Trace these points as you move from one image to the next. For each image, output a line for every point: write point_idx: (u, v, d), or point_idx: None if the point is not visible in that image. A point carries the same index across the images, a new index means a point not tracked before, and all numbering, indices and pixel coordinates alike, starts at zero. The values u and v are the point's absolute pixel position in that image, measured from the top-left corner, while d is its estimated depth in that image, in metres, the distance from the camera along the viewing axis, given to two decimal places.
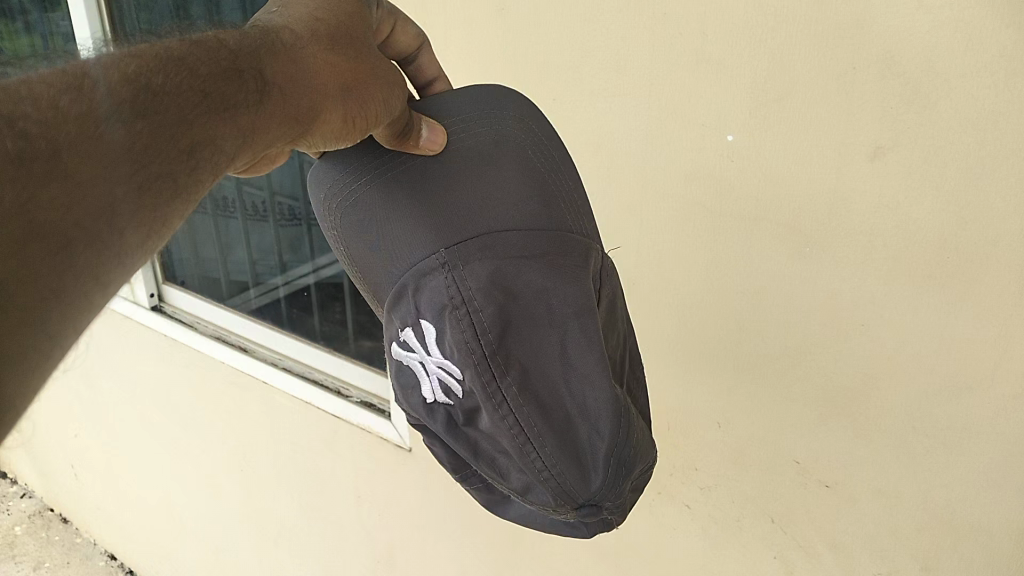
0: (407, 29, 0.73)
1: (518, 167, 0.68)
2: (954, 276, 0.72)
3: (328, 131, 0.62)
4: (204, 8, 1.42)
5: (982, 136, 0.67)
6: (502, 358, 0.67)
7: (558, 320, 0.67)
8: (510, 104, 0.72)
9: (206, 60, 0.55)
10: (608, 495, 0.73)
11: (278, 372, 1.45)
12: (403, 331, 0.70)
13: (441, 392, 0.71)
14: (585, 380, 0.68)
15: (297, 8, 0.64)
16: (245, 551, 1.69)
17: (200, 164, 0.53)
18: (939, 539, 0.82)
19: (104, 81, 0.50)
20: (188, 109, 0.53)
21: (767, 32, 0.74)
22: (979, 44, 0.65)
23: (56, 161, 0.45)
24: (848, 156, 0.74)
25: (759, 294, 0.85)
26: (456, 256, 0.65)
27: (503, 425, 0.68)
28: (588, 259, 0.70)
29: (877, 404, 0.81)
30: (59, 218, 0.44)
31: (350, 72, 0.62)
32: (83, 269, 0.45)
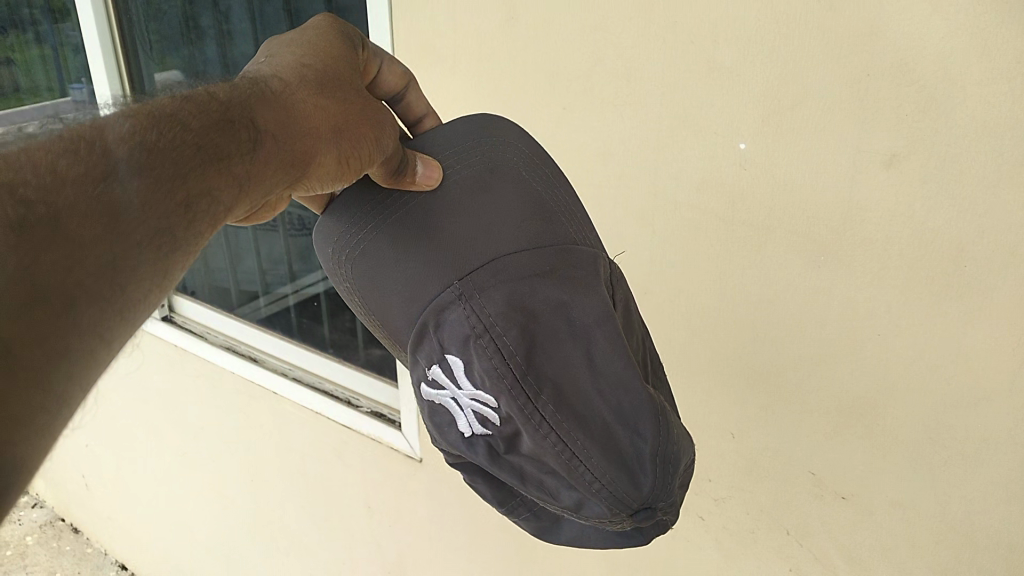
0: (393, 68, 0.75)
1: (517, 190, 0.69)
2: (973, 285, 0.71)
3: (324, 173, 0.64)
4: (214, 18, 1.40)
5: (1000, 143, 0.66)
6: (532, 378, 0.65)
7: (581, 332, 0.65)
8: (498, 130, 0.72)
9: (199, 113, 0.56)
10: (661, 497, 0.70)
11: (289, 382, 1.45)
12: (429, 370, 0.69)
13: (478, 424, 0.70)
14: (619, 385, 0.66)
15: (284, 56, 0.66)
16: (255, 560, 1.69)
17: (196, 216, 0.54)
18: (958, 552, 0.81)
19: (101, 141, 0.50)
20: (187, 161, 0.53)
21: (780, 40, 0.74)
22: (996, 51, 0.64)
23: (57, 225, 0.44)
24: (863, 164, 0.73)
25: (772, 303, 0.84)
26: (471, 286, 0.65)
27: (547, 446, 0.67)
28: (598, 268, 0.69)
29: (895, 415, 0.80)
30: (68, 273, 0.44)
31: (341, 115, 0.64)
32: (87, 328, 0.44)
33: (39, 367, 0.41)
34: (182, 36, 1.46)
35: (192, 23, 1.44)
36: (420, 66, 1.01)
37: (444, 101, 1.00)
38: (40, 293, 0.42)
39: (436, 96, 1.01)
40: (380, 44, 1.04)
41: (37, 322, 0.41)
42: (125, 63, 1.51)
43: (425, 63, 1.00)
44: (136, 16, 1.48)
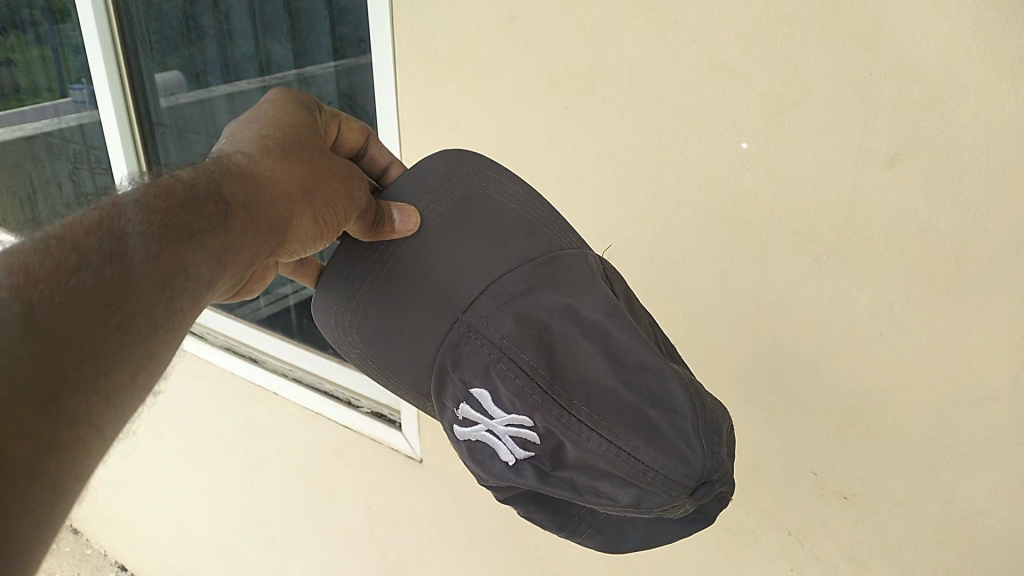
0: (351, 125, 0.82)
1: (494, 212, 0.72)
2: (976, 284, 0.71)
3: (303, 234, 0.68)
4: (214, 17, 1.40)
5: (1003, 141, 0.66)
6: (559, 385, 0.66)
7: (592, 328, 0.67)
8: (468, 162, 0.76)
9: (169, 195, 0.59)
10: (717, 468, 0.67)
11: (289, 383, 1.44)
12: (459, 410, 0.70)
13: (519, 448, 0.68)
14: (643, 367, 0.66)
15: (244, 133, 0.71)
16: (255, 563, 1.68)
17: (175, 293, 0.56)
18: (961, 552, 0.81)
19: (70, 237, 0.53)
20: (157, 242, 0.56)
21: (782, 38, 0.74)
22: (998, 49, 0.64)
23: (34, 319, 0.47)
24: (865, 163, 0.73)
25: (775, 303, 0.83)
26: (476, 315, 0.68)
27: (593, 448, 0.65)
28: (591, 266, 0.71)
29: (896, 415, 0.80)
30: (50, 365, 0.46)
31: (307, 176, 0.69)
32: (72, 417, 0.46)
33: (27, 460, 0.43)
34: (181, 35, 1.46)
35: (192, 23, 1.44)
36: (421, 65, 1.01)
37: (445, 99, 1.00)
38: (21, 388, 0.44)
39: (438, 95, 1.00)
40: (382, 43, 1.04)
41: (22, 417, 0.44)
42: (125, 64, 1.50)
43: (425, 61, 1.00)
44: (137, 17, 1.47)
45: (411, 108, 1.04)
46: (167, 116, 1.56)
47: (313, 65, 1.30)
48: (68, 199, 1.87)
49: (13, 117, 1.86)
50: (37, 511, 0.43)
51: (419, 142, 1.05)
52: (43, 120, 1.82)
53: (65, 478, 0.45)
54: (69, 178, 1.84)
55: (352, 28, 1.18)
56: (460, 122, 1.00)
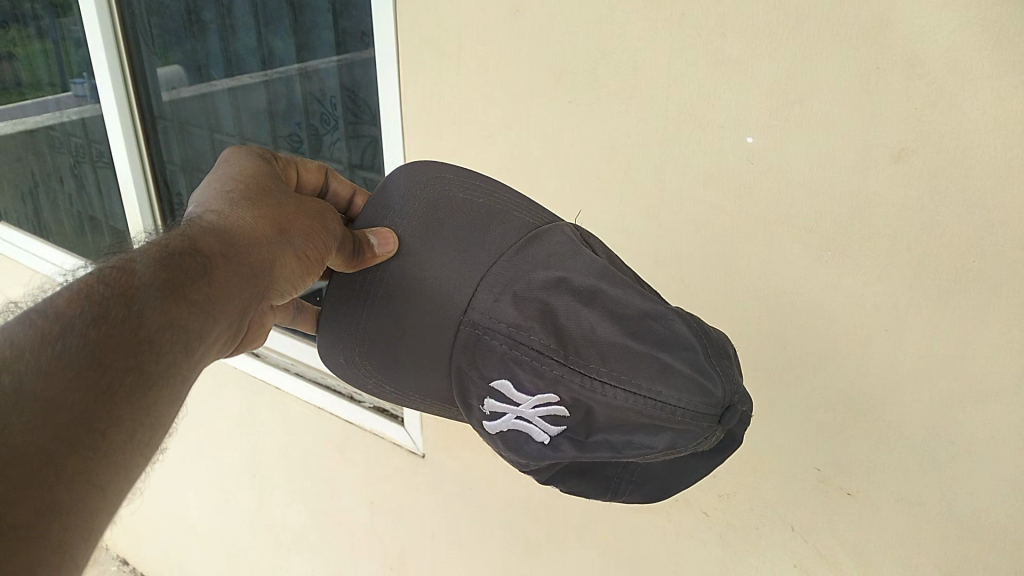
0: (308, 167, 0.84)
1: (462, 213, 0.76)
2: (982, 279, 0.71)
3: (291, 273, 0.69)
4: (217, 11, 1.39)
5: (1010, 136, 0.66)
6: (574, 352, 0.71)
7: (588, 292, 0.72)
8: (429, 168, 0.78)
9: (147, 255, 0.60)
10: (733, 391, 0.72)
11: (291, 377, 1.44)
12: (488, 405, 0.76)
13: (552, 424, 0.74)
14: (642, 316, 0.71)
15: (207, 191, 0.72)
16: (257, 558, 1.69)
17: (165, 348, 0.57)
18: (965, 549, 0.80)
19: (52, 308, 0.54)
20: (138, 302, 0.56)
21: (788, 32, 0.73)
22: (1006, 43, 0.64)
23: (22, 390, 0.49)
24: (871, 158, 0.73)
25: (779, 298, 0.83)
26: (480, 311, 0.74)
27: (621, 404, 0.70)
28: (569, 235, 0.76)
29: (901, 411, 0.80)
30: (46, 431, 0.48)
31: (278, 217, 0.69)
32: (73, 477, 0.48)
33: (30, 523, 0.45)
34: (183, 29, 1.46)
35: (194, 15, 1.43)
36: (424, 58, 1.00)
37: (448, 94, 1.00)
38: (17, 455, 0.47)
39: (441, 89, 1.00)
40: (385, 36, 1.03)
41: (23, 484, 0.46)
42: (127, 57, 1.50)
43: (428, 55, 1.00)
44: (139, 10, 1.47)
45: (413, 103, 1.04)
46: (169, 110, 1.56)
47: (316, 59, 1.29)
48: (69, 192, 1.87)
49: (14, 110, 1.87)
50: (42, 571, 0.45)
51: (423, 137, 1.05)
52: (44, 114, 1.82)
53: (70, 538, 0.47)
54: (69, 170, 1.84)
55: (355, 22, 1.18)
56: (463, 117, 1.00)
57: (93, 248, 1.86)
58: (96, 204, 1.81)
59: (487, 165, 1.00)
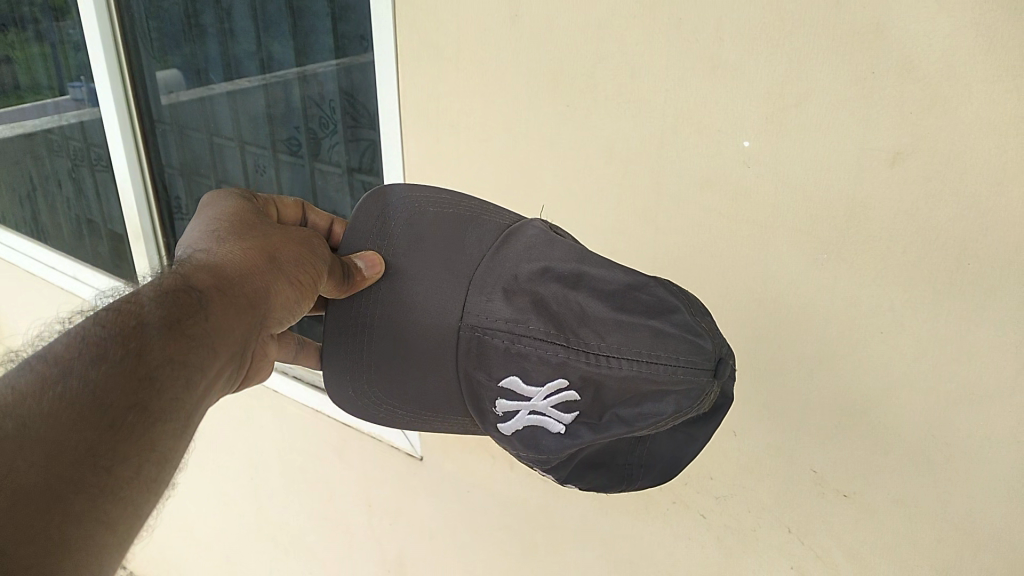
0: (286, 203, 0.85)
1: (439, 223, 0.79)
2: (976, 282, 0.71)
3: (287, 300, 0.70)
4: (216, 15, 1.40)
5: (1005, 141, 0.66)
6: (572, 334, 0.72)
7: (572, 275, 0.73)
8: (401, 187, 0.82)
9: (143, 297, 0.61)
10: (724, 350, 0.73)
11: (289, 381, 1.44)
12: (502, 406, 0.76)
13: (564, 412, 0.74)
14: (626, 288, 0.73)
15: (193, 234, 0.73)
16: (253, 561, 1.69)
17: (167, 381, 0.57)
18: (960, 550, 0.81)
19: (53, 354, 0.55)
20: (137, 340, 0.57)
21: (785, 37, 0.74)
22: (1000, 48, 0.65)
23: (26, 434, 0.49)
24: (866, 161, 0.73)
25: (775, 301, 0.84)
26: (477, 312, 0.75)
27: (628, 372, 0.70)
28: (541, 228, 0.79)
29: (896, 414, 0.80)
30: (52, 470, 0.48)
31: (266, 246, 0.71)
32: (81, 513, 0.48)
33: (39, 559, 0.45)
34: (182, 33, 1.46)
35: (192, 19, 1.43)
36: (423, 62, 1.01)
37: (447, 98, 1.00)
38: (24, 493, 0.47)
39: (438, 93, 1.01)
40: (384, 40, 1.04)
41: (30, 521, 0.46)
42: (125, 59, 1.51)
43: (426, 59, 1.00)
44: (138, 14, 1.48)
45: (412, 107, 1.05)
46: (168, 114, 1.56)
47: (315, 63, 1.29)
48: (67, 195, 1.87)
49: (12, 114, 1.86)
50: None
51: (421, 140, 1.06)
52: (43, 118, 1.82)
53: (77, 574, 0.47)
54: (68, 174, 1.84)
55: (353, 26, 1.19)
56: (461, 120, 1.00)
57: (90, 251, 1.87)
58: (94, 208, 1.81)
59: (485, 168, 1.01)
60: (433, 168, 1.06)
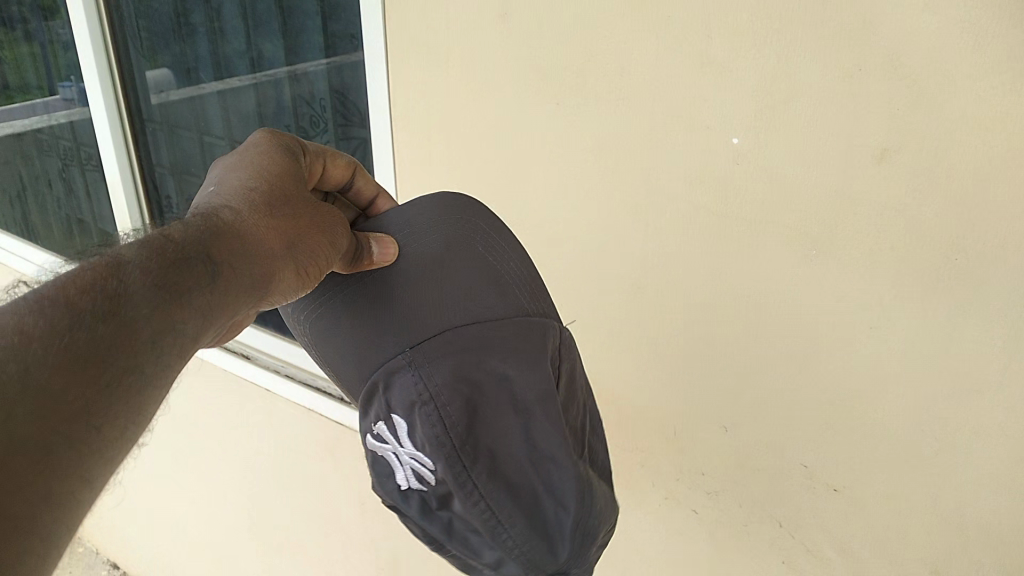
0: (338, 162, 0.78)
1: (470, 264, 0.71)
2: (963, 277, 0.72)
3: (286, 287, 0.67)
4: (206, 14, 1.39)
5: (990, 137, 0.67)
6: (468, 444, 0.67)
7: (522, 405, 0.66)
8: (452, 207, 0.75)
9: (164, 254, 0.57)
10: (574, 564, 0.72)
11: (281, 380, 1.43)
12: (376, 424, 0.70)
13: (415, 480, 0.70)
14: (552, 461, 0.67)
15: (230, 182, 0.68)
16: (246, 559, 1.69)
17: (165, 351, 0.55)
18: (950, 543, 0.82)
19: (63, 296, 0.51)
20: (150, 306, 0.54)
21: (773, 34, 0.74)
22: (986, 44, 0.65)
23: (28, 381, 0.46)
24: (854, 157, 0.74)
25: (764, 296, 0.84)
26: (422, 355, 0.66)
27: (473, 510, 0.68)
28: (546, 342, 0.70)
29: (885, 408, 0.81)
30: (44, 424, 0.46)
31: (291, 227, 0.67)
32: (64, 471, 0.46)
33: (23, 513, 0.43)
34: (172, 32, 1.46)
35: (183, 17, 1.43)
36: (413, 61, 1.00)
37: (437, 96, 1.00)
38: (18, 444, 0.44)
39: (429, 91, 1.01)
40: (373, 37, 1.04)
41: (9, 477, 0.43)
42: (115, 57, 1.49)
43: (416, 57, 1.00)
44: (127, 13, 1.46)
45: (402, 106, 1.05)
46: (158, 113, 1.55)
47: (305, 62, 1.30)
48: (57, 195, 1.86)
49: (1, 114, 1.85)
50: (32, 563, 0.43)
51: (411, 137, 1.05)
52: (32, 118, 1.81)
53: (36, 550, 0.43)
54: (58, 174, 1.83)
55: (344, 25, 1.19)
56: (451, 118, 1.00)
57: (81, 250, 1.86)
58: (84, 208, 1.81)
59: (476, 166, 1.01)
60: (423, 166, 1.06)
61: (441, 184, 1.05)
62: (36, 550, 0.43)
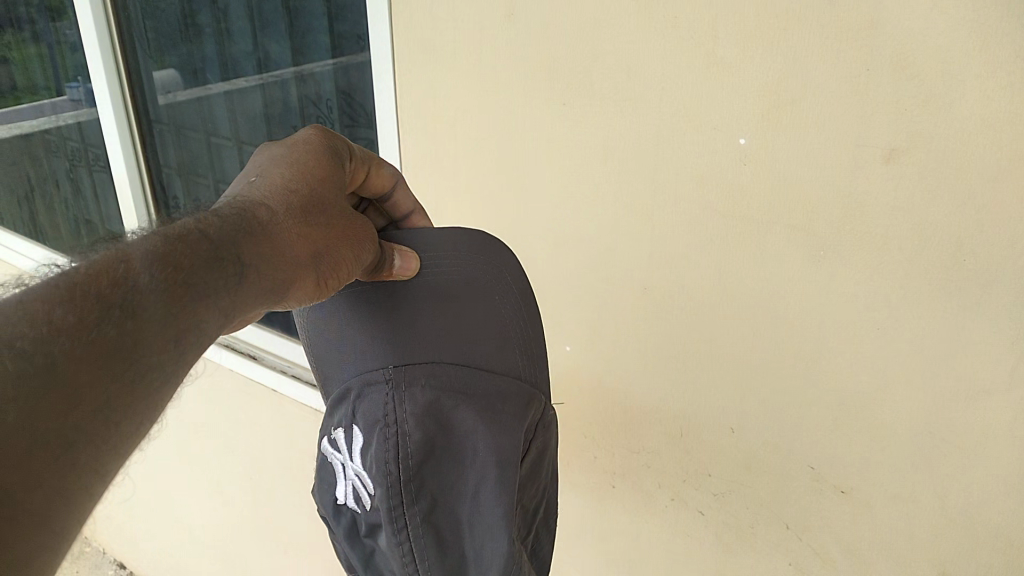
0: (381, 171, 0.78)
1: (478, 310, 0.74)
2: (971, 278, 0.72)
3: (303, 295, 0.63)
4: (213, 15, 1.40)
5: (999, 138, 0.67)
6: (413, 482, 0.67)
7: (480, 463, 0.68)
8: (482, 247, 0.75)
9: (193, 251, 0.55)
10: None
11: (288, 380, 1.43)
12: (338, 429, 0.73)
13: (352, 498, 0.72)
14: (488, 530, 0.68)
15: (273, 179, 0.66)
16: (253, 559, 1.70)
17: (187, 350, 0.53)
18: (957, 545, 0.82)
19: (94, 287, 0.49)
20: (175, 305, 0.52)
21: (780, 34, 0.74)
22: (994, 45, 0.65)
23: (54, 374, 0.45)
24: (861, 158, 0.73)
25: (771, 298, 0.84)
26: (401, 377, 0.70)
27: (392, 548, 0.69)
28: (524, 414, 0.72)
29: (893, 410, 0.80)
30: (57, 420, 0.44)
31: (321, 237, 0.64)
32: (81, 466, 0.45)
33: (40, 508, 0.42)
34: (179, 33, 1.46)
35: (190, 18, 1.43)
36: (420, 61, 1.01)
37: (444, 96, 1.00)
38: (39, 437, 0.43)
39: (436, 92, 1.01)
40: (380, 38, 1.04)
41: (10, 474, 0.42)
42: (122, 59, 1.50)
43: (423, 58, 1.00)
44: (134, 13, 1.46)
45: (408, 106, 1.05)
46: (165, 114, 1.56)
47: (311, 62, 1.30)
48: (65, 195, 1.87)
49: (9, 115, 1.86)
50: (43, 557, 0.42)
51: (417, 138, 1.06)
52: (40, 119, 1.82)
53: (35, 550, 0.42)
54: (66, 174, 1.84)
55: (351, 25, 1.19)
56: (458, 118, 1.00)
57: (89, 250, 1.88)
58: (92, 208, 1.82)
59: (483, 167, 1.01)
60: (430, 167, 1.06)
61: (447, 185, 1.05)
62: (49, 543, 0.43)
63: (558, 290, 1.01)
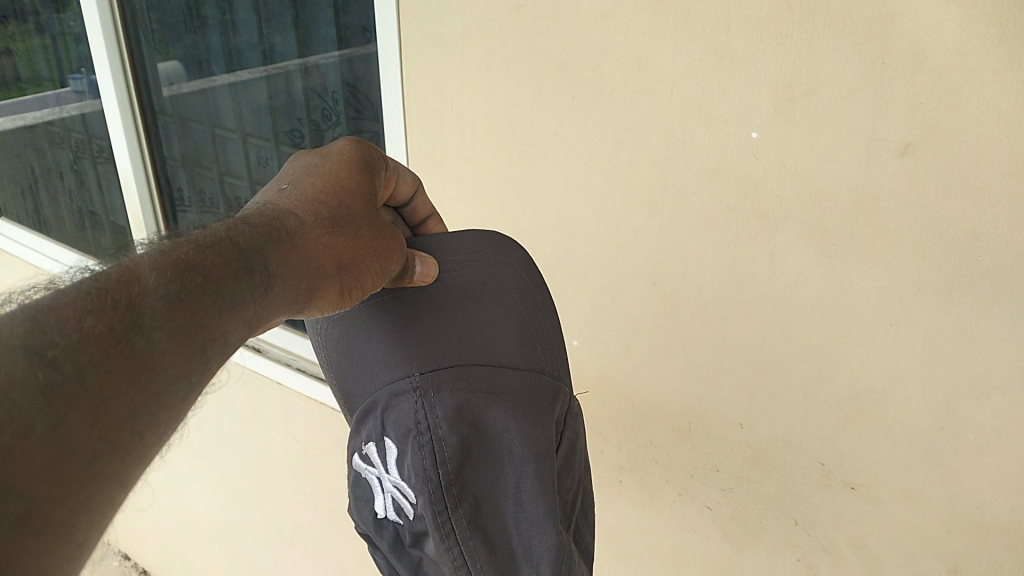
0: (405, 177, 0.77)
1: (498, 308, 0.72)
2: (986, 273, 0.71)
3: (325, 304, 0.62)
4: (218, 6, 1.39)
5: (1017, 132, 0.66)
6: (453, 484, 0.67)
7: (516, 460, 0.68)
8: (492, 245, 0.75)
9: (224, 259, 0.53)
10: None
11: (293, 373, 1.43)
12: (368, 444, 0.72)
13: (392, 510, 0.72)
14: (535, 524, 0.67)
15: (304, 190, 0.64)
16: (259, 553, 1.70)
17: (212, 360, 0.50)
18: (968, 542, 0.81)
19: (123, 293, 0.46)
20: (202, 313, 0.49)
21: (795, 27, 0.73)
22: (1014, 37, 0.64)
23: (82, 383, 0.42)
24: (876, 153, 0.73)
25: (782, 293, 0.83)
26: (429, 383, 0.68)
27: (443, 554, 0.69)
28: (554, 404, 0.71)
29: (904, 406, 0.80)
30: (85, 431, 0.41)
31: (348, 249, 0.63)
32: (106, 475, 0.42)
33: (63, 520, 0.39)
34: (184, 25, 1.45)
35: (195, 10, 1.42)
36: (428, 54, 1.00)
37: (452, 89, 0.99)
38: (65, 448, 0.40)
39: (443, 84, 1.00)
40: (387, 30, 1.03)
41: (34, 485, 0.38)
42: (127, 52, 1.49)
43: (430, 49, 0.99)
44: (138, 5, 1.46)
45: (415, 99, 1.04)
46: (169, 105, 1.55)
47: (316, 54, 1.29)
48: (69, 187, 1.86)
49: (13, 106, 1.85)
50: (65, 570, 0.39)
51: (425, 131, 1.05)
52: (44, 110, 1.81)
53: (58, 565, 0.39)
54: (69, 166, 1.83)
55: (356, 17, 1.18)
56: (466, 110, 0.99)
57: (93, 242, 1.87)
58: (96, 200, 1.81)
59: (491, 159, 1.00)
60: (437, 159, 1.05)
61: (455, 178, 1.04)
62: (71, 555, 0.40)
63: (566, 283, 1.00)
